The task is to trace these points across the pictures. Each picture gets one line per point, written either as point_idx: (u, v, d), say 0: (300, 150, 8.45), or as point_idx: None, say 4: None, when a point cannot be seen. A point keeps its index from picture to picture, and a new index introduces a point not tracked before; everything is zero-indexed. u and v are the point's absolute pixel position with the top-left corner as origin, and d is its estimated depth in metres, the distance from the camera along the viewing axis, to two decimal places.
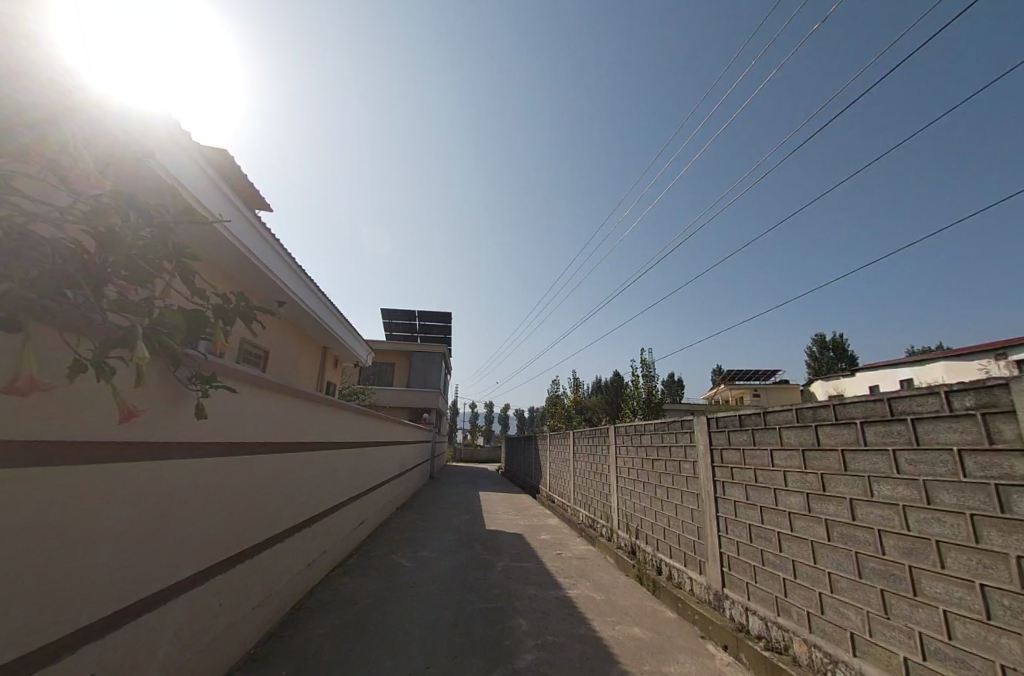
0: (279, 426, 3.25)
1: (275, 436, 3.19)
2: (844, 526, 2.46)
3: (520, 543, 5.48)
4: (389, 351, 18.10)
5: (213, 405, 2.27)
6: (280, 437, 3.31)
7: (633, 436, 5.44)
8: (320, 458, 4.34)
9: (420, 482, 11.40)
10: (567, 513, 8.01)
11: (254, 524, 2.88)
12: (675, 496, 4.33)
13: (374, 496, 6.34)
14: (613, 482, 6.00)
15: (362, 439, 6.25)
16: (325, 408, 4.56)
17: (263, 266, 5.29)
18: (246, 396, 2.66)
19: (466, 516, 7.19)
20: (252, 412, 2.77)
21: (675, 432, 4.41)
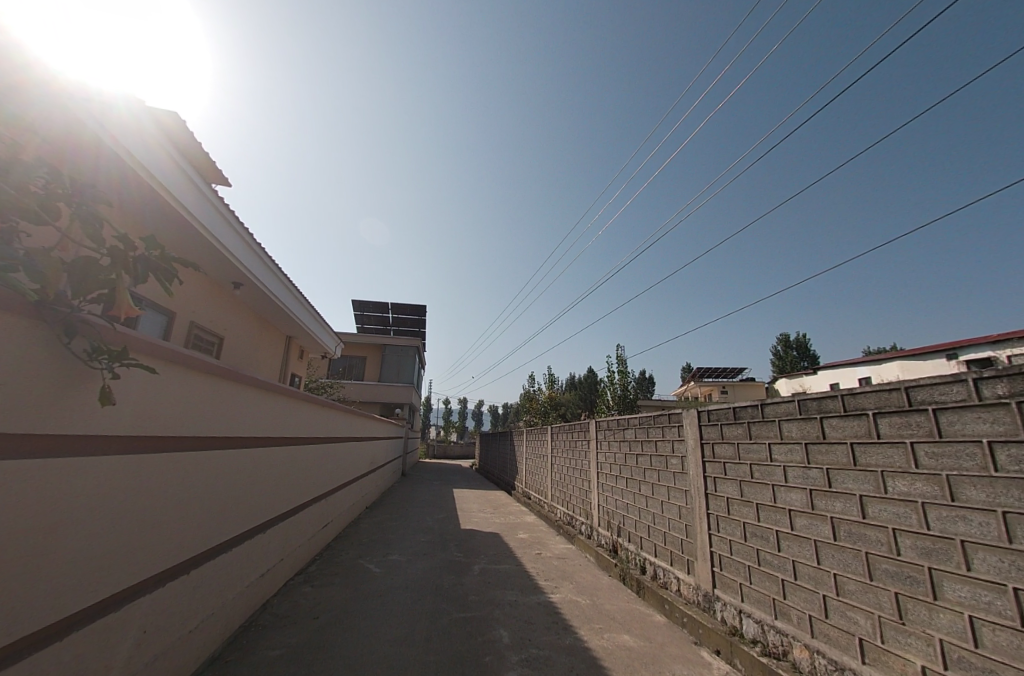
0: (223, 417, 2.85)
1: (218, 428, 2.79)
2: (853, 524, 2.30)
3: (497, 543, 5.19)
4: (360, 344, 17.39)
5: (124, 388, 1.85)
6: (223, 430, 2.87)
7: (616, 431, 5.23)
8: (275, 455, 3.91)
9: (391, 479, 10.94)
10: (544, 510, 7.79)
11: (189, 529, 2.47)
12: (660, 493, 4.14)
13: (339, 495, 5.91)
14: (593, 478, 5.80)
15: (327, 434, 5.79)
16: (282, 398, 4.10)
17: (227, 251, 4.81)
18: (178, 380, 2.26)
19: (439, 515, 6.83)
20: (187, 399, 2.37)
21: (662, 426, 4.22)
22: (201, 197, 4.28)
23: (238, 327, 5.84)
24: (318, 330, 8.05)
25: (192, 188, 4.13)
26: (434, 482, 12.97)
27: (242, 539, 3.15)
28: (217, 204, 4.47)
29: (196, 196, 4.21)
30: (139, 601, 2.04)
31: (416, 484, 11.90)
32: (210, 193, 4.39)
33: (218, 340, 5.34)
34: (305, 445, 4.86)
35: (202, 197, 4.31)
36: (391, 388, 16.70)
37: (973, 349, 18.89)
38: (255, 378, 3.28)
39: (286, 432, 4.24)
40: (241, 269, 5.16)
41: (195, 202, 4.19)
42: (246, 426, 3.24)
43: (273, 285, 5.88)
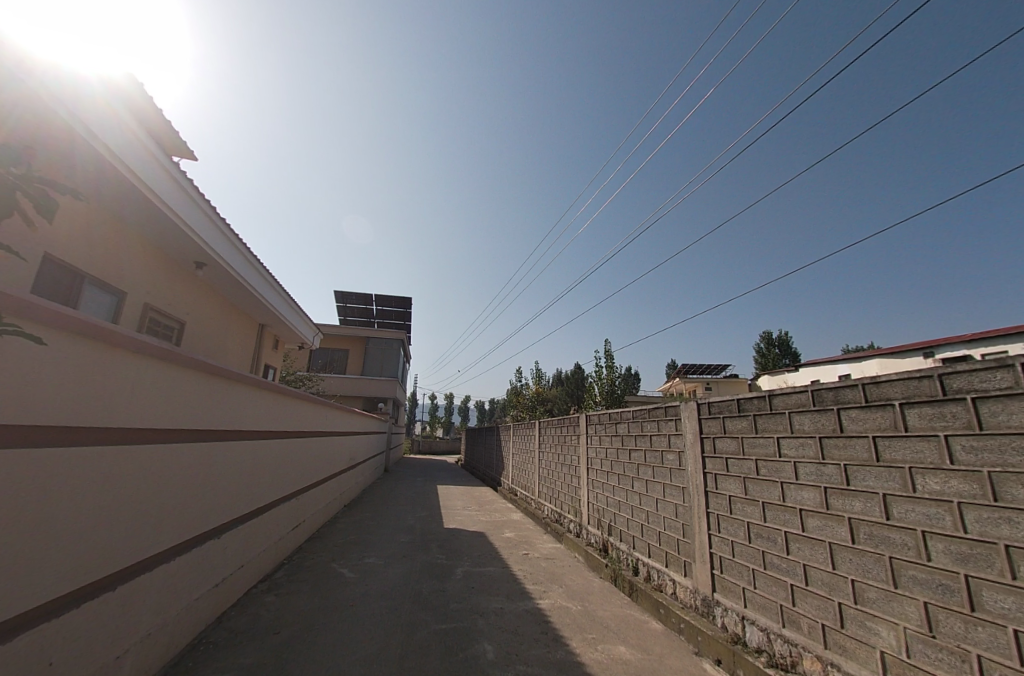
0: (165, 405, 2.54)
1: (158, 417, 2.47)
2: (874, 526, 2.09)
3: (482, 544, 4.91)
4: (343, 336, 16.85)
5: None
6: (157, 419, 2.47)
7: (607, 426, 5.00)
8: (236, 450, 3.59)
9: (373, 476, 10.56)
10: (531, 508, 7.54)
11: (117, 537, 2.14)
12: (655, 490, 3.92)
13: (314, 494, 5.54)
14: (583, 474, 5.56)
15: (299, 428, 5.40)
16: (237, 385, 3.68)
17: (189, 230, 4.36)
18: (99, 358, 1.95)
19: (422, 513, 6.52)
20: (110, 382, 2.06)
21: (658, 420, 3.99)
22: (167, 178, 3.98)
23: (200, 313, 5.37)
24: (295, 319, 7.67)
25: (157, 168, 3.84)
26: (418, 479, 12.61)
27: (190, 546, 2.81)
28: (186, 187, 4.19)
29: (161, 176, 3.91)
30: (37, 630, 1.66)
31: (400, 480, 11.54)
32: (179, 175, 4.11)
33: (178, 327, 4.94)
34: (271, 439, 4.45)
35: (169, 178, 4.01)
36: (374, 382, 16.24)
37: (950, 347, 19.33)
38: (206, 363, 2.97)
39: (251, 425, 3.93)
40: (213, 257, 4.87)
41: (160, 182, 3.90)
42: (197, 417, 2.92)
43: (247, 274, 5.58)
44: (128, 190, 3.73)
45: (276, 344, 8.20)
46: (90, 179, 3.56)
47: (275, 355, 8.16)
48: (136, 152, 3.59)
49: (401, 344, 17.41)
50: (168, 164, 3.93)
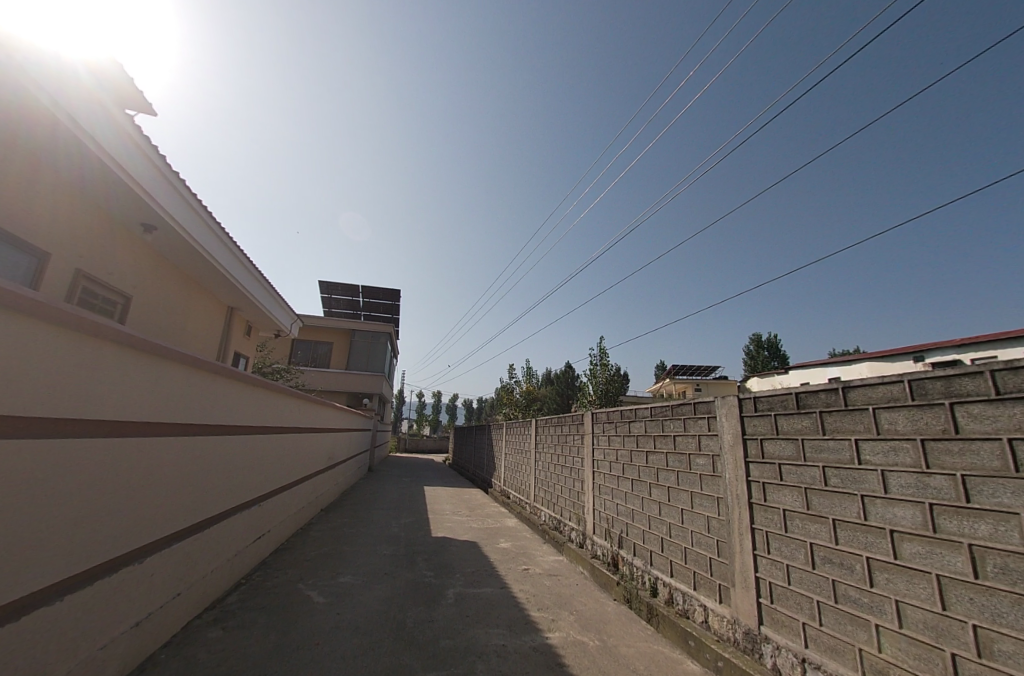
0: (99, 388, 2.10)
1: (89, 402, 2.04)
2: (1007, 556, 1.59)
3: (476, 557, 4.31)
4: (327, 328, 16.03)
5: None
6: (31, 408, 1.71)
7: (618, 425, 4.45)
8: (202, 446, 3.16)
9: (354, 477, 9.87)
10: (525, 513, 6.95)
11: (2, 554, 1.56)
12: (680, 499, 3.39)
13: (285, 499, 4.87)
14: (588, 478, 5.00)
15: (272, 424, 4.65)
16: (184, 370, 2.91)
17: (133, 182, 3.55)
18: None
19: (406, 519, 5.88)
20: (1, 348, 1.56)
21: (684, 418, 3.45)
22: (141, 158, 3.61)
23: (152, 286, 4.57)
24: (271, 306, 7.04)
25: (130, 147, 3.47)
26: (402, 479, 11.92)
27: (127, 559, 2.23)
28: (163, 169, 3.83)
29: (134, 154, 3.54)
30: None
31: (383, 481, 10.85)
32: (155, 157, 3.75)
33: (124, 301, 4.21)
34: (232, 437, 3.69)
35: (144, 158, 3.64)
36: (359, 377, 15.48)
37: (939, 352, 19.44)
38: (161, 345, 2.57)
39: (223, 420, 3.51)
40: (189, 243, 4.46)
41: (135, 164, 3.54)
42: (147, 406, 2.51)
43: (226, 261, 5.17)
44: (101, 171, 3.35)
45: (249, 333, 7.49)
46: (55, 159, 3.18)
47: (248, 344, 7.44)
48: (95, 113, 3.08)
49: (388, 338, 16.64)
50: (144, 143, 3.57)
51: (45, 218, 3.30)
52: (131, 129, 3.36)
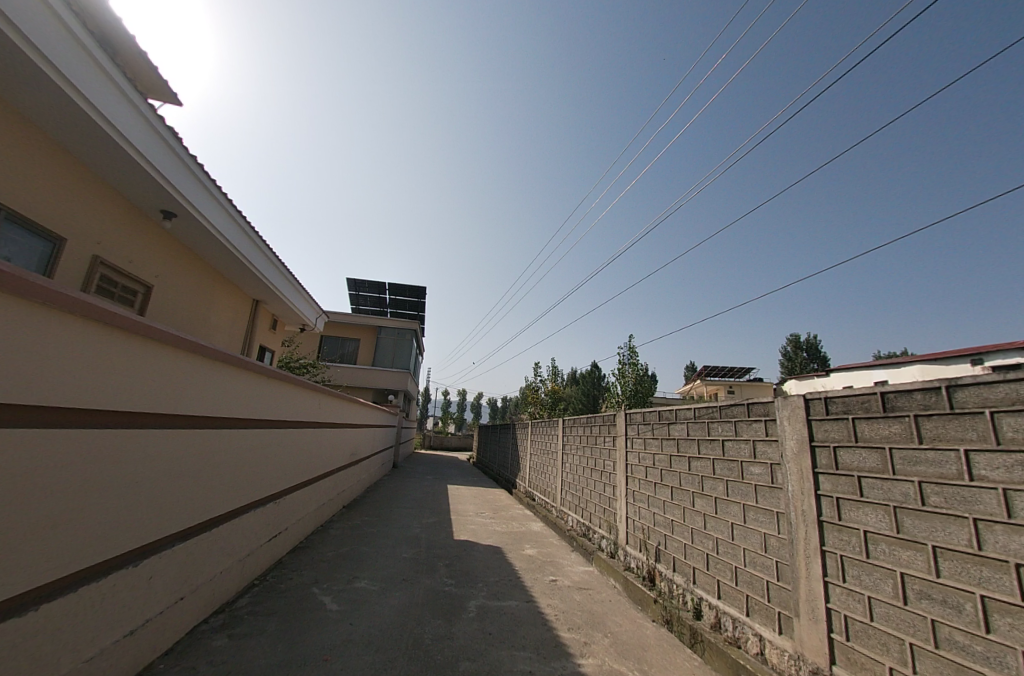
0: (116, 378, 1.99)
1: (105, 393, 1.93)
2: None
3: (499, 564, 4.03)
4: (354, 325, 16.19)
5: None
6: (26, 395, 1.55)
7: (656, 427, 4.07)
8: (225, 439, 3.07)
9: (379, 473, 9.82)
10: (552, 517, 6.63)
11: None
12: (731, 512, 3.00)
13: (307, 495, 4.76)
14: (621, 484, 4.64)
15: (293, 417, 4.52)
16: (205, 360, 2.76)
17: (148, 165, 3.46)
18: None
19: (428, 519, 5.69)
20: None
21: (735, 421, 3.06)
22: (165, 149, 3.61)
23: (170, 273, 4.52)
24: (297, 300, 7.05)
25: (155, 137, 3.46)
26: (426, 477, 11.85)
27: (131, 558, 2.09)
28: (188, 161, 3.83)
29: (158, 145, 3.53)
30: None
31: (407, 478, 10.78)
32: (180, 148, 3.74)
33: (142, 288, 4.18)
34: (253, 431, 3.55)
35: (168, 149, 3.64)
36: (385, 374, 15.58)
37: (1005, 354, 17.76)
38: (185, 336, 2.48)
39: (247, 414, 3.42)
40: (210, 231, 4.43)
41: (152, 148, 3.46)
42: (169, 398, 2.40)
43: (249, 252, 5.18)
44: (125, 161, 3.36)
45: (276, 327, 7.55)
46: (81, 149, 3.19)
47: (274, 338, 7.49)
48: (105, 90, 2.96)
49: (413, 335, 16.67)
50: (168, 133, 3.56)
51: (54, 198, 3.21)
52: (153, 119, 3.35)
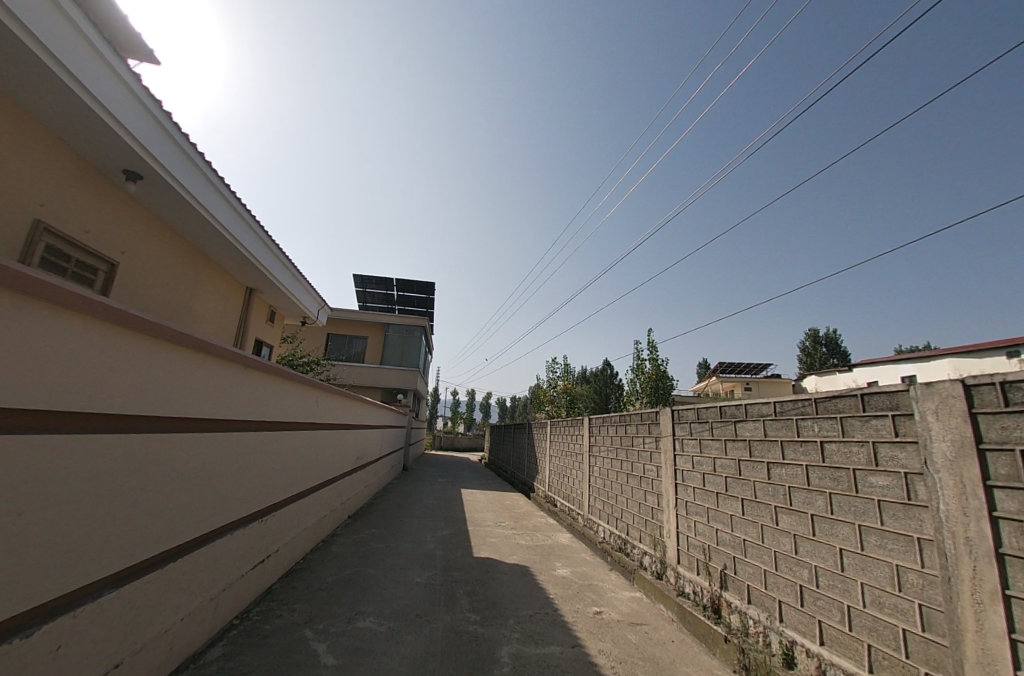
0: (48, 366, 1.45)
1: (28, 386, 1.39)
2: None
3: (530, 591, 3.38)
4: (361, 322, 15.65)
5: None
6: None
7: (717, 426, 3.40)
8: (206, 448, 2.52)
9: (388, 476, 9.25)
10: (579, 527, 5.95)
11: None
12: (840, 535, 2.34)
13: (305, 506, 4.14)
14: (668, 492, 3.98)
15: (287, 417, 3.86)
16: (168, 344, 2.09)
17: (106, 116, 2.86)
18: None
19: (444, 532, 5.07)
20: None
21: (842, 418, 2.39)
22: (143, 114, 3.16)
23: (139, 247, 3.95)
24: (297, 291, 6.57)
25: (129, 98, 3.00)
26: (437, 480, 11.22)
27: (43, 616, 1.49)
28: (171, 129, 3.38)
29: (132, 107, 3.06)
30: None
31: (419, 482, 10.18)
32: (160, 114, 3.28)
33: (105, 264, 3.64)
34: (235, 435, 2.89)
35: (148, 115, 3.20)
36: (393, 372, 15.01)
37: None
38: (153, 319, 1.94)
39: (235, 416, 2.88)
40: (187, 201, 3.85)
41: (111, 94, 2.85)
42: (130, 397, 1.85)
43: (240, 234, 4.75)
44: (89, 118, 2.85)
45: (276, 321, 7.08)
46: (36, 103, 2.70)
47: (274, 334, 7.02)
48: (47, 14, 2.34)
49: (422, 332, 16.07)
50: (146, 95, 3.10)
51: None
52: (128, 77, 2.90)
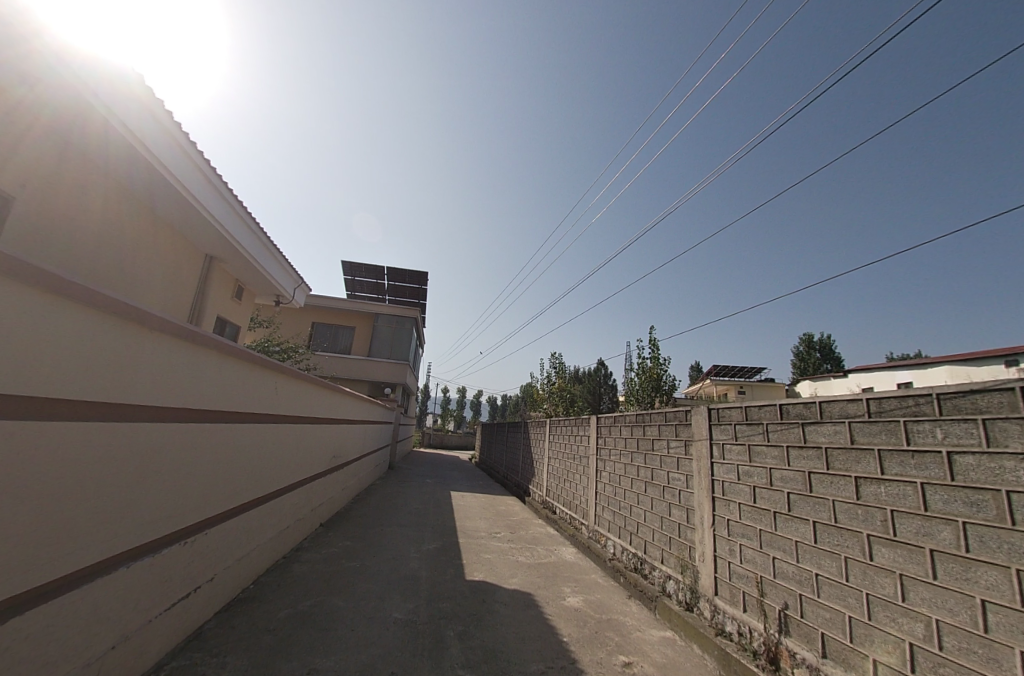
0: None
1: None
2: None
3: (536, 630, 2.68)
4: (348, 311, 14.81)
5: None
6: None
7: (774, 429, 2.75)
8: (125, 441, 1.98)
9: (370, 475, 8.52)
10: (584, 539, 5.28)
11: None
12: (983, 583, 1.69)
13: (260, 517, 3.39)
14: (701, 507, 3.31)
15: (240, 408, 3.14)
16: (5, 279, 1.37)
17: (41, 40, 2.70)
18: None
19: (430, 545, 4.35)
20: None
21: (982, 421, 1.74)
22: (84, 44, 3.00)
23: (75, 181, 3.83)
24: (259, 255, 6.44)
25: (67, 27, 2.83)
26: (424, 481, 10.42)
27: None
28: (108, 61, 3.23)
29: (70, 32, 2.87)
30: None
31: (405, 483, 9.41)
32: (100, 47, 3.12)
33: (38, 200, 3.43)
34: (150, 429, 2.15)
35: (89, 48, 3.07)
36: (380, 364, 14.21)
37: None
38: (27, 258, 1.46)
39: (180, 402, 2.40)
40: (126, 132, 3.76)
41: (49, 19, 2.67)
42: None
43: (183, 178, 4.69)
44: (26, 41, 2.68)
45: (231, 292, 6.83)
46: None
47: (228, 303, 6.77)
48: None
49: (413, 323, 15.27)
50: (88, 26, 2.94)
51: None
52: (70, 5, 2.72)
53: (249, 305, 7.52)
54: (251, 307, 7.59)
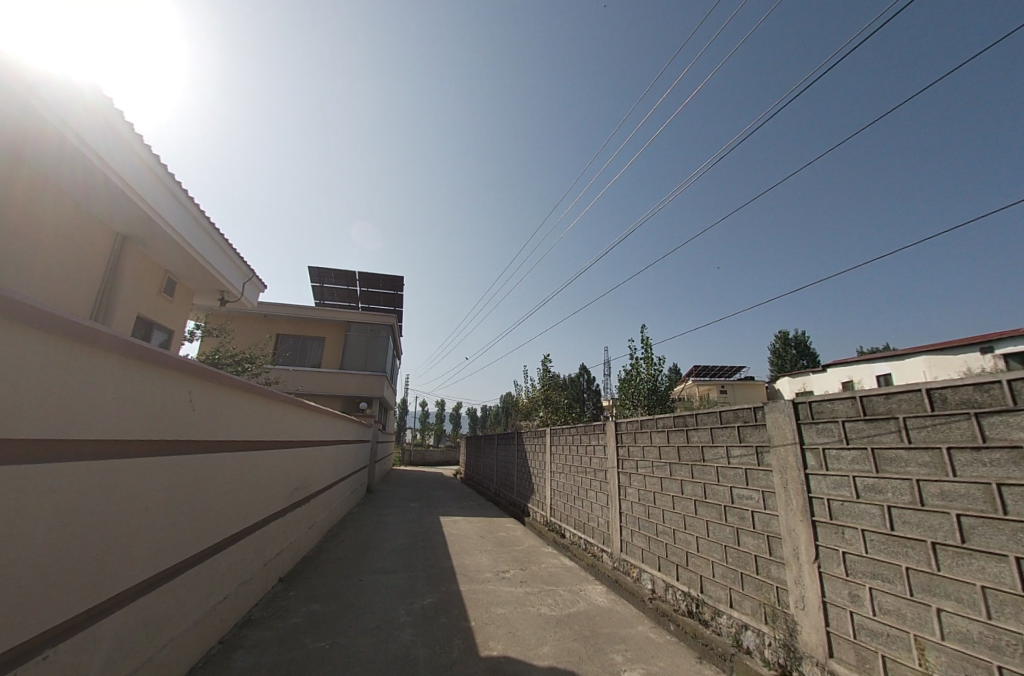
0: None
1: None
2: None
3: None
4: (317, 320, 13.55)
5: None
6: None
7: (916, 426, 1.96)
8: (52, 489, 1.52)
9: (344, 505, 7.34)
10: (609, 571, 4.37)
11: None
12: None
13: (179, 591, 2.34)
14: (795, 536, 2.48)
15: (207, 436, 2.69)
16: None
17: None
18: None
19: (425, 600, 3.34)
20: None
21: None
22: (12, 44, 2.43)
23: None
24: (203, 249, 5.41)
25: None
26: (408, 505, 9.25)
27: None
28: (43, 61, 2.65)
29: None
30: None
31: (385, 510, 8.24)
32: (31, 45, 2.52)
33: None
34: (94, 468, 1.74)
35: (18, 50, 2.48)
36: (355, 377, 13.00)
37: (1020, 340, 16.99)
38: None
39: (139, 435, 2.02)
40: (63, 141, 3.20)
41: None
42: None
43: (120, 166, 3.74)
44: None
45: (161, 286, 5.66)
46: None
47: (157, 301, 5.60)
48: None
49: (390, 331, 14.17)
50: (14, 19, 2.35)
51: None
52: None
53: (184, 305, 6.35)
54: (185, 306, 6.38)
